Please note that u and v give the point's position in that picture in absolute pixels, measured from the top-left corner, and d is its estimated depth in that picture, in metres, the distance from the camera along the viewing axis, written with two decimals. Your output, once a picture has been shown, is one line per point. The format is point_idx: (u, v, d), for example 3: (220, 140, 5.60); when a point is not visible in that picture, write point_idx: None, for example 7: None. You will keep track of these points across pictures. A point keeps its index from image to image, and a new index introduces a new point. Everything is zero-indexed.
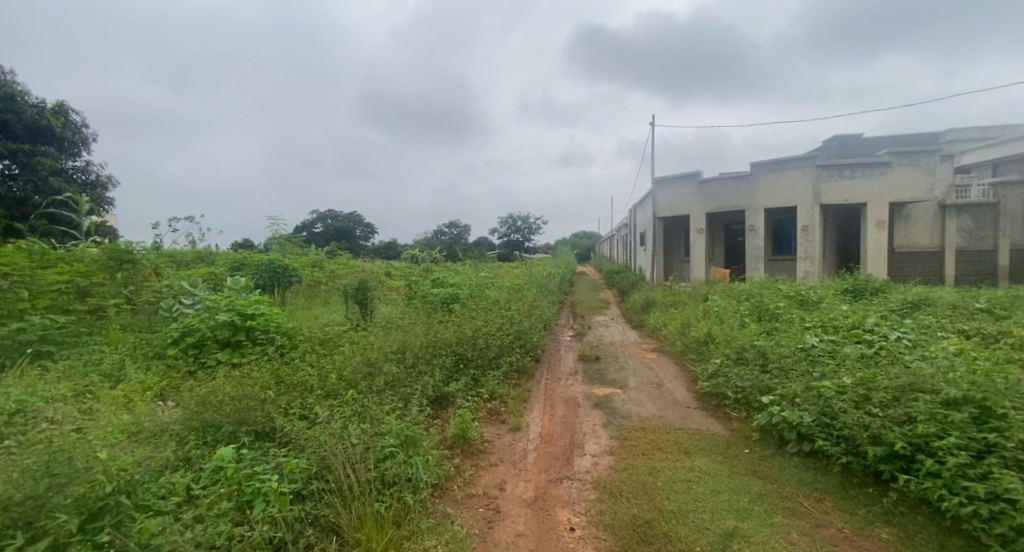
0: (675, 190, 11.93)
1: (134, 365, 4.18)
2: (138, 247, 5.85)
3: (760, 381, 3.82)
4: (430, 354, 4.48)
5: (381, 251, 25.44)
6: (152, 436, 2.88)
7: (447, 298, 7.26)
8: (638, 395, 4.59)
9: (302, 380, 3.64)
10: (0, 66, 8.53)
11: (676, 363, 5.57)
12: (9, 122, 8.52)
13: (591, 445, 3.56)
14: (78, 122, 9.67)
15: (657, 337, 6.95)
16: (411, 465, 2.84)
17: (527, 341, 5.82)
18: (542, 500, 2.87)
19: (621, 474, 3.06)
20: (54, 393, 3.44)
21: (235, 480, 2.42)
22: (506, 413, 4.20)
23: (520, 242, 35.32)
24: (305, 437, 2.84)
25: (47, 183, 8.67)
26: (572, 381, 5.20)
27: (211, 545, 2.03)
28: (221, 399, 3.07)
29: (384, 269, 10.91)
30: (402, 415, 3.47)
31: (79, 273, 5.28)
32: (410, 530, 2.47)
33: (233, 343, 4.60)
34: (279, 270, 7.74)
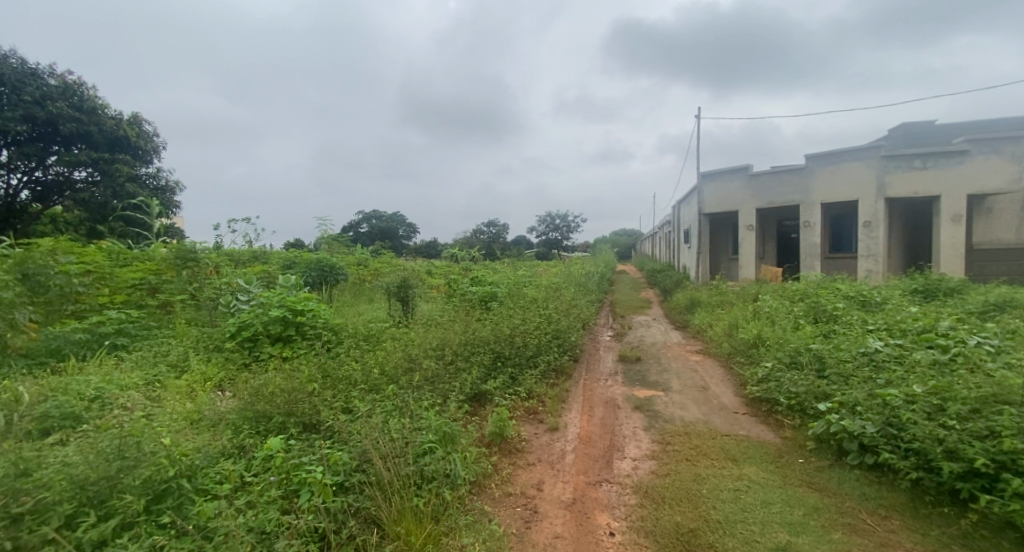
0: (722, 185, 11.49)
1: (196, 357, 4.44)
2: (201, 247, 6.19)
3: (817, 387, 3.60)
4: (468, 351, 4.51)
5: (422, 249, 25.93)
6: (210, 425, 3.03)
7: (486, 296, 7.29)
8: (682, 399, 4.42)
9: (347, 375, 3.73)
10: (85, 82, 9.31)
11: (723, 366, 5.34)
12: (92, 133, 9.25)
13: (632, 448, 3.46)
14: (151, 132, 10.37)
15: (704, 338, 6.69)
16: (450, 462, 2.85)
17: (565, 341, 5.75)
18: (581, 503, 2.80)
19: (664, 480, 2.95)
20: (128, 381, 3.69)
21: (283, 469, 2.50)
22: (543, 413, 4.15)
23: (559, 240, 35.09)
24: (348, 430, 2.89)
25: (124, 189, 9.31)
26: (612, 381, 5.09)
27: (261, 530, 2.10)
28: (272, 391, 3.19)
29: (425, 267, 11.11)
30: (441, 411, 3.50)
31: (151, 271, 5.70)
32: (447, 526, 2.47)
33: (284, 338, 4.79)
34: (327, 268, 7.87)
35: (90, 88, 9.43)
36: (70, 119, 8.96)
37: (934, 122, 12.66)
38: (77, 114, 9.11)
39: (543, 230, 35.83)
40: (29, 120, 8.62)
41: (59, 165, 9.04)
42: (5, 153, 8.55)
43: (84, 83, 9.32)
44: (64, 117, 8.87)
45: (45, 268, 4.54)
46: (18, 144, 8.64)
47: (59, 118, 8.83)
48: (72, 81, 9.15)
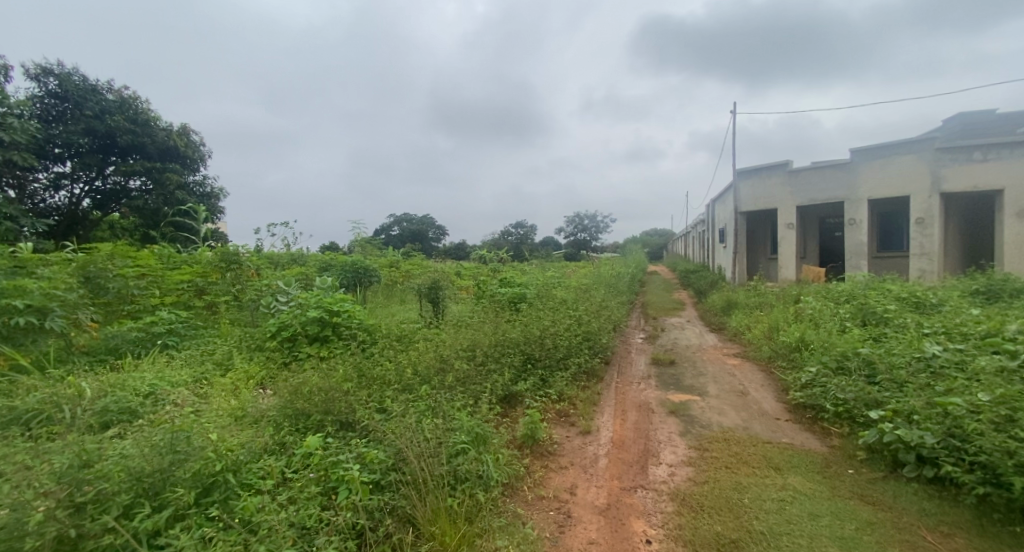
0: (759, 182, 11.11)
1: (240, 355, 4.63)
2: (243, 250, 6.44)
3: (867, 393, 3.43)
4: (498, 353, 4.51)
5: (451, 251, 26.22)
6: (254, 421, 3.14)
7: (515, 297, 7.28)
8: (720, 404, 4.28)
9: (381, 375, 3.80)
10: (139, 96, 9.86)
11: (763, 371, 5.14)
12: (146, 145, 9.80)
13: (668, 454, 3.37)
14: (198, 141, 10.89)
15: (742, 342, 6.47)
16: (482, 463, 2.85)
17: (596, 343, 5.68)
18: (616, 508, 2.75)
19: (702, 487, 2.87)
20: (178, 378, 3.87)
21: (322, 466, 2.56)
22: (575, 415, 4.10)
23: (588, 241, 34.76)
24: (383, 430, 2.94)
25: (173, 197, 9.93)
26: (645, 385, 4.99)
27: (302, 526, 2.15)
28: (310, 389, 3.27)
29: (454, 269, 11.21)
30: (473, 411, 3.52)
31: (198, 274, 6.01)
32: (481, 528, 2.47)
33: (321, 338, 4.92)
34: (361, 269, 8.11)
35: (143, 102, 9.98)
36: (126, 131, 9.51)
37: (994, 111, 11.86)
38: (132, 126, 9.67)
39: (571, 231, 35.65)
40: (89, 133, 9.18)
41: (117, 175, 9.59)
42: (68, 164, 9.13)
43: (138, 97, 9.87)
44: (120, 129, 9.41)
45: (103, 271, 4.81)
46: (79, 155, 9.21)
47: (117, 130, 9.40)
48: (128, 96, 9.70)
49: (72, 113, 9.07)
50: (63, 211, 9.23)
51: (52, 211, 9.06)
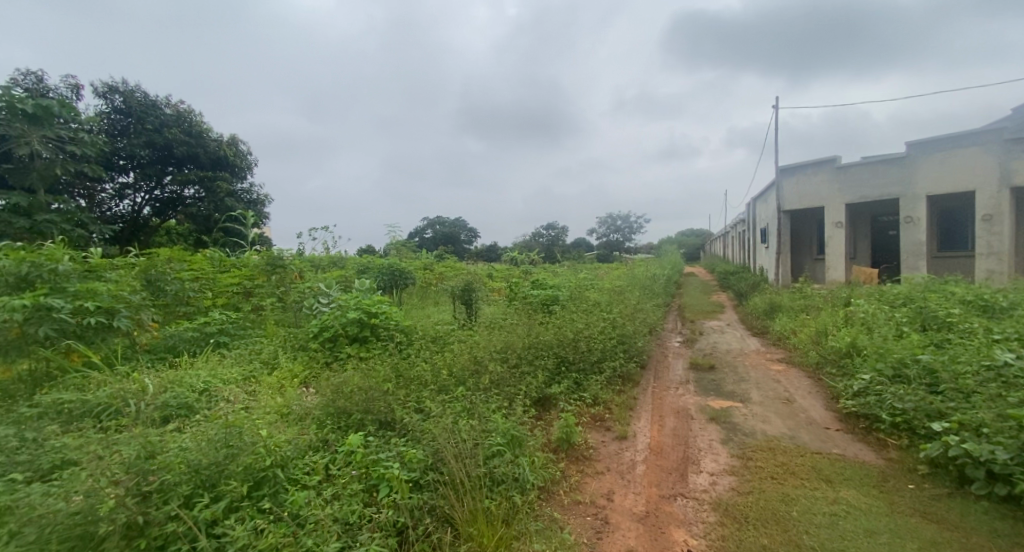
0: (805, 180, 10.64)
1: (285, 355, 4.83)
2: (288, 254, 6.72)
3: (928, 403, 3.23)
4: (532, 355, 4.52)
5: (483, 253, 26.46)
6: (298, 419, 3.26)
7: (547, 299, 7.25)
8: (764, 411, 4.13)
9: (417, 375, 3.86)
10: (194, 109, 10.45)
11: (810, 378, 4.92)
12: (199, 155, 10.36)
13: (708, 462, 3.27)
14: (245, 151, 11.44)
15: (786, 347, 6.21)
16: (519, 466, 2.86)
17: (632, 346, 5.59)
18: (655, 517, 2.69)
19: (747, 497, 2.77)
20: (230, 376, 4.08)
21: (363, 464, 2.63)
22: (611, 420, 4.04)
23: (621, 242, 34.24)
24: (421, 429, 2.99)
25: (224, 204, 10.50)
26: (683, 390, 4.86)
27: (346, 521, 2.21)
28: (351, 388, 3.37)
29: (486, 270, 11.29)
30: (508, 413, 3.53)
31: (246, 277, 6.31)
32: (518, 530, 2.48)
33: (360, 338, 5.07)
34: (397, 271, 8.28)
35: (197, 115, 10.57)
36: (182, 143, 10.10)
37: None
38: (187, 138, 10.25)
39: (604, 231, 35.27)
40: (149, 145, 9.81)
41: (173, 184, 10.19)
42: (131, 175, 9.79)
43: (193, 110, 10.46)
44: (177, 141, 10.00)
45: (163, 274, 5.13)
46: (141, 166, 9.85)
47: (174, 143, 9.99)
48: (184, 110, 10.29)
49: (135, 127, 9.71)
50: (126, 219, 9.90)
51: (117, 218, 9.73)
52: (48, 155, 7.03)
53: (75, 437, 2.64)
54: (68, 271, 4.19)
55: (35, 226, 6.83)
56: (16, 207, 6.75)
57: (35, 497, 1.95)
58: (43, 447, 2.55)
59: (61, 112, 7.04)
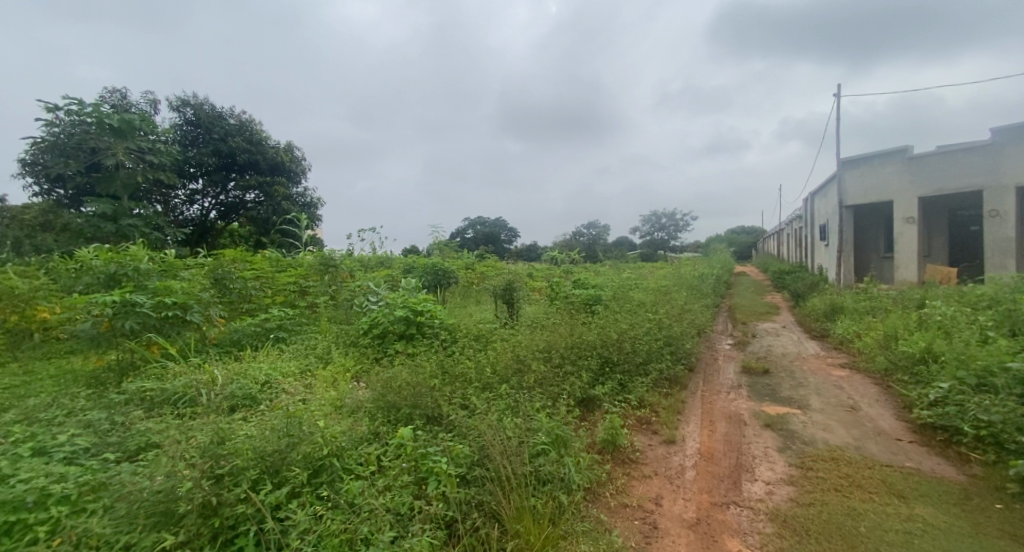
0: (872, 172, 9.93)
1: (337, 350, 5.03)
2: (339, 255, 7.02)
3: (1019, 415, 2.93)
4: (575, 355, 4.49)
5: (523, 253, 26.51)
6: (351, 412, 3.39)
7: (589, 299, 7.15)
8: (825, 419, 3.89)
9: (462, 373, 3.93)
10: (254, 119, 11.09)
11: (877, 385, 4.60)
12: (259, 161, 10.98)
13: (764, 470, 3.13)
14: (300, 157, 12.02)
15: (850, 351, 5.83)
16: (564, 466, 2.85)
17: (679, 348, 5.42)
18: (706, 524, 2.61)
19: (807, 509, 2.62)
20: (289, 369, 4.31)
21: (413, 457, 2.70)
22: (657, 423, 3.94)
23: (666, 240, 33.29)
24: (467, 426, 3.04)
25: (281, 206, 11.16)
26: (734, 395, 4.67)
27: (397, 512, 2.28)
28: (400, 384, 3.47)
29: (527, 269, 11.29)
30: (552, 413, 3.54)
31: (301, 276, 6.65)
32: (565, 530, 2.47)
33: (407, 336, 5.22)
34: (441, 271, 8.44)
35: (258, 124, 11.21)
36: (244, 150, 10.74)
37: None
38: (249, 146, 10.89)
39: (648, 230, 34.48)
40: (216, 153, 10.48)
41: (236, 190, 10.86)
42: (199, 182, 10.50)
43: (254, 120, 11.10)
44: (239, 149, 10.64)
45: (228, 272, 5.48)
46: (208, 173, 10.54)
47: (237, 151, 10.64)
48: (246, 120, 10.95)
49: (203, 137, 10.43)
50: (195, 223, 10.64)
51: (188, 222, 10.48)
52: (132, 164, 7.71)
53: (156, 422, 2.88)
54: (148, 270, 4.58)
55: (120, 230, 7.55)
56: (104, 213, 7.49)
57: (126, 476, 2.15)
58: (130, 431, 2.80)
59: (141, 126, 7.73)
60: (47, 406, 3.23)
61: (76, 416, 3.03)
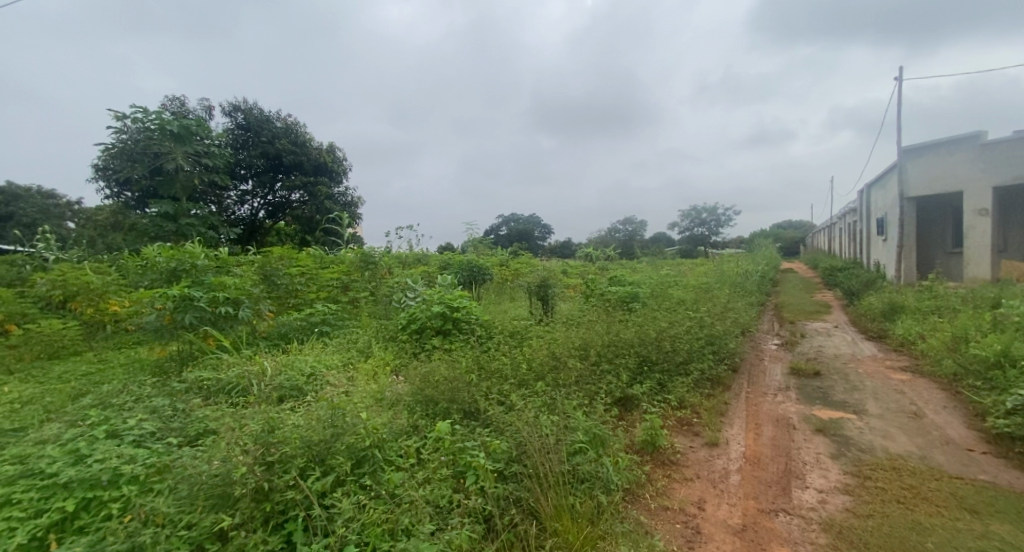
0: (938, 161, 9.23)
1: (377, 344, 5.16)
2: (378, 252, 7.23)
3: None
4: (612, 353, 4.41)
5: (557, 250, 26.39)
6: (391, 404, 3.46)
7: (626, 296, 7.00)
8: (885, 426, 3.65)
9: (498, 368, 3.94)
10: (299, 122, 11.52)
11: (944, 391, 4.27)
12: (303, 162, 11.39)
13: (816, 477, 2.97)
14: (342, 157, 12.38)
15: (912, 354, 5.44)
16: (603, 466, 2.80)
17: (722, 347, 5.23)
18: (753, 531, 2.50)
19: (865, 521, 2.47)
20: (332, 362, 4.45)
21: (451, 450, 2.73)
22: (699, 425, 3.81)
23: (706, 236, 32.23)
24: (504, 422, 3.03)
25: (324, 206, 11.54)
26: (782, 397, 4.45)
27: (437, 505, 2.30)
28: (437, 379, 3.52)
29: (562, 266, 11.21)
30: (589, 411, 3.49)
31: (343, 272, 6.87)
32: (604, 530, 2.42)
33: (443, 331, 5.29)
34: (476, 268, 8.53)
35: (303, 126, 11.64)
36: (290, 152, 11.18)
37: None
38: (295, 147, 11.32)
39: (688, 225, 33.46)
40: (264, 155, 10.95)
41: (282, 190, 11.31)
42: (250, 183, 11.01)
43: (298, 122, 11.53)
44: (285, 151, 11.07)
45: (276, 269, 5.75)
46: (258, 175, 11.04)
47: (283, 152, 11.10)
48: (292, 123, 11.39)
49: (253, 140, 10.91)
50: (246, 222, 11.18)
51: (239, 221, 11.03)
52: (189, 167, 8.09)
53: (213, 410, 3.05)
54: (205, 266, 4.86)
55: (179, 229, 8.03)
56: (165, 214, 8.00)
57: (186, 460, 2.29)
58: (190, 417, 2.98)
59: (199, 131, 8.17)
60: (118, 392, 3.48)
61: (143, 402, 3.25)
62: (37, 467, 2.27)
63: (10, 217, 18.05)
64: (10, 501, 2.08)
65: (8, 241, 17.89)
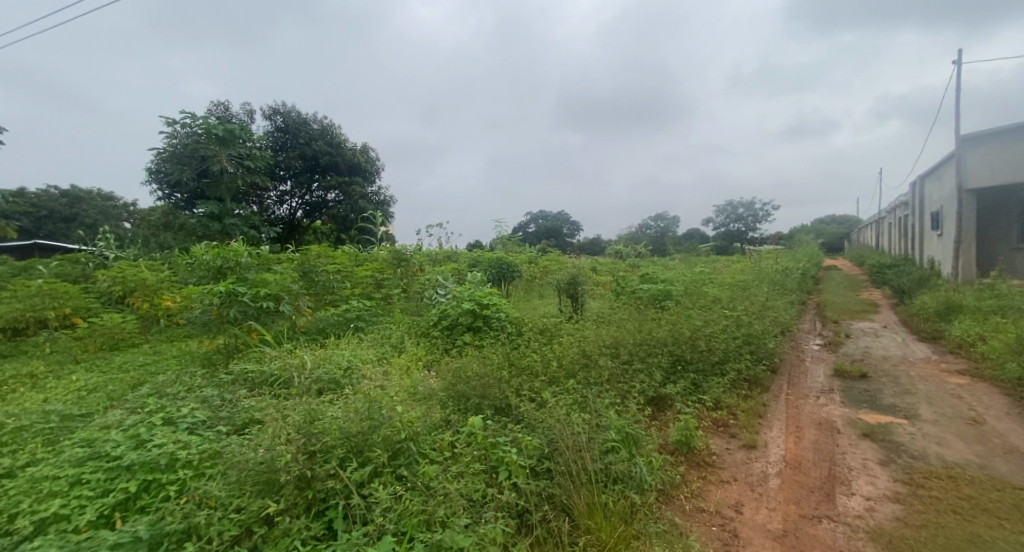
0: (1001, 149, 8.62)
1: (410, 340, 5.25)
2: (410, 250, 7.37)
3: None
4: (644, 352, 4.35)
5: (586, 247, 26.17)
6: (424, 398, 3.52)
7: (658, 294, 6.88)
8: (940, 432, 3.45)
9: (529, 365, 3.95)
10: (334, 123, 11.84)
11: (1007, 397, 3.99)
12: (338, 163, 11.70)
13: (863, 484, 2.84)
14: (375, 157, 12.66)
15: (971, 356, 5.10)
16: (636, 465, 2.77)
17: (760, 347, 5.06)
18: (795, 537, 2.42)
19: (917, 531, 2.35)
20: (367, 356, 4.57)
21: (484, 445, 2.75)
22: (736, 426, 3.70)
23: (742, 232, 31.20)
24: (536, 418, 3.04)
25: (358, 205, 11.86)
26: (825, 400, 4.27)
27: (471, 498, 2.32)
28: (469, 375, 3.56)
29: (592, 264, 11.10)
30: (621, 410, 3.45)
31: (377, 270, 7.03)
32: (638, 530, 2.39)
33: (474, 327, 5.33)
34: (505, 265, 8.55)
35: (338, 128, 11.95)
36: (326, 153, 11.50)
37: None
38: (330, 148, 11.63)
39: (723, 222, 32.43)
40: (301, 157, 11.29)
41: (319, 190, 11.65)
42: (288, 183, 11.40)
43: (334, 124, 11.85)
44: (322, 152, 11.40)
45: (314, 267, 5.99)
46: (296, 175, 11.40)
47: (320, 154, 11.43)
48: (328, 124, 11.72)
49: (291, 142, 11.29)
50: (285, 221, 11.58)
51: (279, 220, 11.44)
52: (233, 169, 8.41)
53: (257, 400, 3.19)
54: (248, 264, 5.08)
55: (224, 228, 8.39)
56: (212, 213, 8.37)
57: (235, 447, 2.41)
58: (237, 407, 3.12)
59: (242, 135, 8.47)
60: (172, 382, 3.68)
61: (195, 392, 3.43)
62: (103, 450, 2.44)
63: (74, 217, 19.38)
64: (81, 481, 2.24)
65: (74, 241, 19.26)
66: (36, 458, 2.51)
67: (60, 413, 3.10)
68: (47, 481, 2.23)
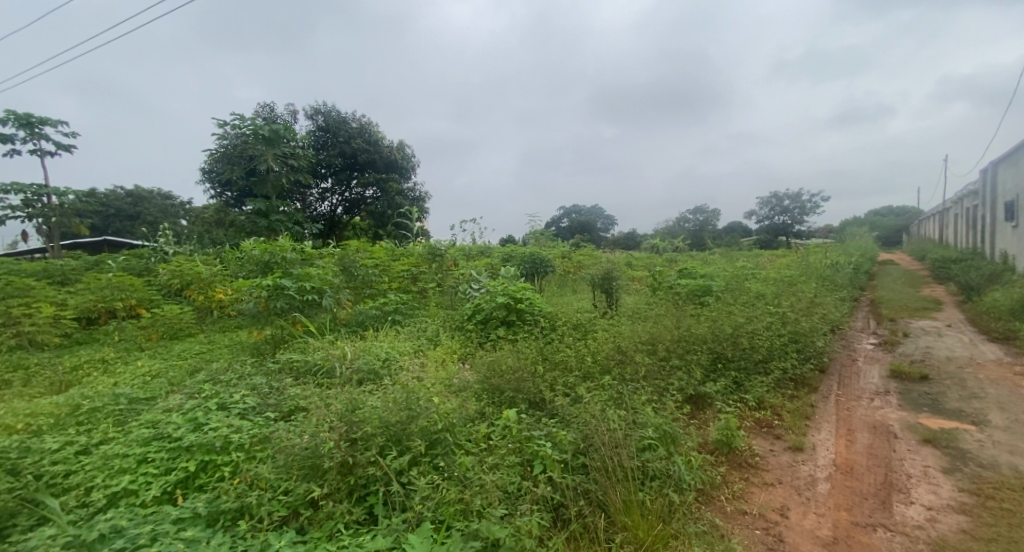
0: None
1: (445, 333, 5.33)
2: (444, 245, 7.44)
3: None
4: (683, 349, 4.23)
5: (621, 241, 25.73)
6: (459, 390, 3.56)
7: (698, 290, 6.66)
8: (1012, 440, 3.19)
9: (563, 359, 3.92)
10: (372, 122, 12.09)
11: None
12: (376, 160, 11.95)
13: (923, 492, 2.66)
14: (411, 154, 12.87)
15: None
16: (674, 464, 2.70)
17: (807, 345, 4.83)
18: (846, 545, 2.29)
19: (985, 546, 2.18)
20: (404, 348, 4.66)
21: (519, 439, 2.75)
22: (781, 427, 3.55)
23: (788, 225, 29.79)
24: (571, 414, 3.01)
25: (395, 201, 12.12)
26: (880, 403, 4.02)
27: (506, 490, 2.33)
28: (503, 368, 3.56)
29: (627, 258, 10.88)
30: (659, 407, 3.37)
31: (412, 264, 7.14)
32: (677, 529, 2.33)
33: (507, 321, 5.35)
34: (537, 259, 8.34)
35: (375, 126, 12.19)
36: (364, 151, 11.77)
37: None
38: (368, 145, 11.88)
39: (767, 214, 31.03)
40: (341, 155, 11.61)
41: (358, 188, 11.97)
42: (329, 181, 11.77)
43: (372, 122, 12.09)
44: (360, 150, 11.68)
45: (354, 261, 6.13)
46: (336, 173, 11.75)
47: (358, 152, 11.71)
48: (366, 123, 11.97)
49: (331, 141, 11.61)
50: (326, 217, 12.00)
51: (320, 217, 11.86)
52: (278, 168, 8.74)
53: (302, 388, 3.31)
54: (293, 259, 5.28)
55: (270, 225, 8.75)
56: (260, 211, 8.75)
57: (283, 432, 2.52)
58: (284, 394, 3.25)
59: (286, 135, 8.80)
60: (226, 370, 3.88)
61: (245, 379, 3.61)
62: (165, 432, 2.60)
63: (138, 215, 20.79)
64: (146, 459, 2.40)
65: (138, 238, 20.63)
66: (108, 437, 2.70)
67: (128, 396, 3.32)
68: (118, 458, 2.41)
